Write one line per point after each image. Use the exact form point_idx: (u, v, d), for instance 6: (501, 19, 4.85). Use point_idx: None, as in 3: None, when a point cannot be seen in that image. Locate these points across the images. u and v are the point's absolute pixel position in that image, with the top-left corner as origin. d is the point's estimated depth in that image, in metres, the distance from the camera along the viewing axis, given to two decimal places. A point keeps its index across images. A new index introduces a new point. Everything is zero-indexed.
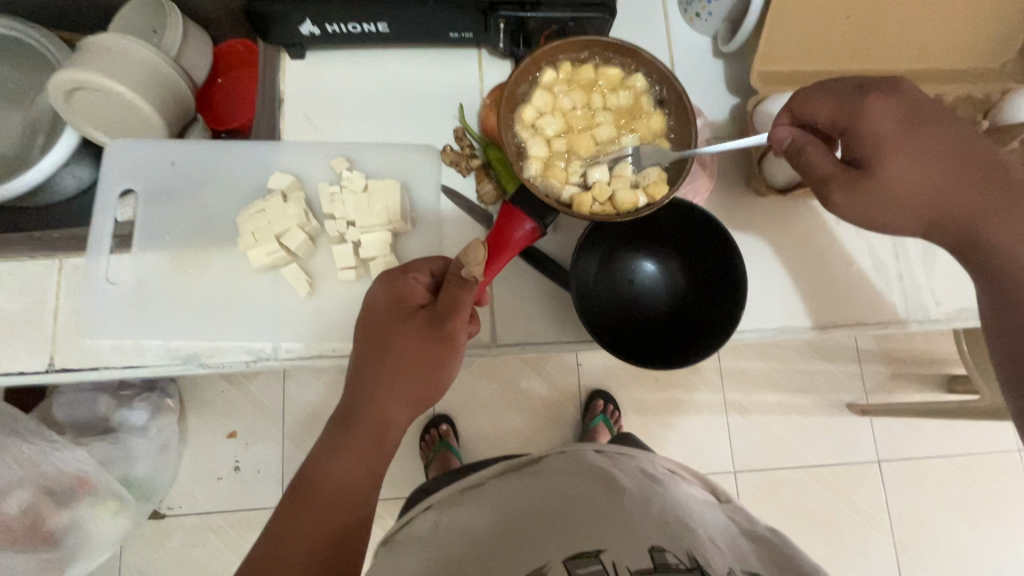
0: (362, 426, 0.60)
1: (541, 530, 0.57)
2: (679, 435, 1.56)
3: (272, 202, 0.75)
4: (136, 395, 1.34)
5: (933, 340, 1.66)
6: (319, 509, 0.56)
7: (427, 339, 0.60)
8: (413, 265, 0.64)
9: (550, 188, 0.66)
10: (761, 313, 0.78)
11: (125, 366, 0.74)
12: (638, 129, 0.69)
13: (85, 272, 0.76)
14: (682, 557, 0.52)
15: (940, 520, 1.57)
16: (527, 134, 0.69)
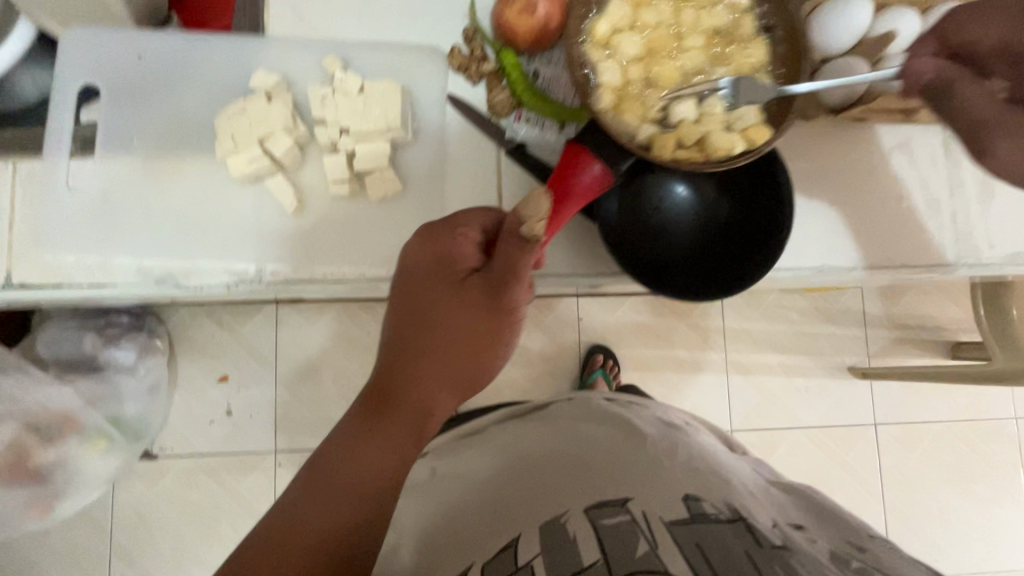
0: (404, 403, 0.57)
1: (566, 483, 0.54)
2: (678, 392, 1.51)
3: (254, 101, 0.66)
4: (124, 333, 1.27)
5: (941, 305, 1.59)
6: (349, 475, 0.54)
7: (479, 310, 0.57)
8: (461, 220, 0.58)
9: (625, 122, 0.59)
10: (799, 251, 0.71)
11: (90, 286, 0.66)
12: (734, 62, 0.61)
13: (43, 177, 0.67)
14: (720, 508, 0.49)
15: (931, 486, 1.54)
16: (599, 55, 0.61)
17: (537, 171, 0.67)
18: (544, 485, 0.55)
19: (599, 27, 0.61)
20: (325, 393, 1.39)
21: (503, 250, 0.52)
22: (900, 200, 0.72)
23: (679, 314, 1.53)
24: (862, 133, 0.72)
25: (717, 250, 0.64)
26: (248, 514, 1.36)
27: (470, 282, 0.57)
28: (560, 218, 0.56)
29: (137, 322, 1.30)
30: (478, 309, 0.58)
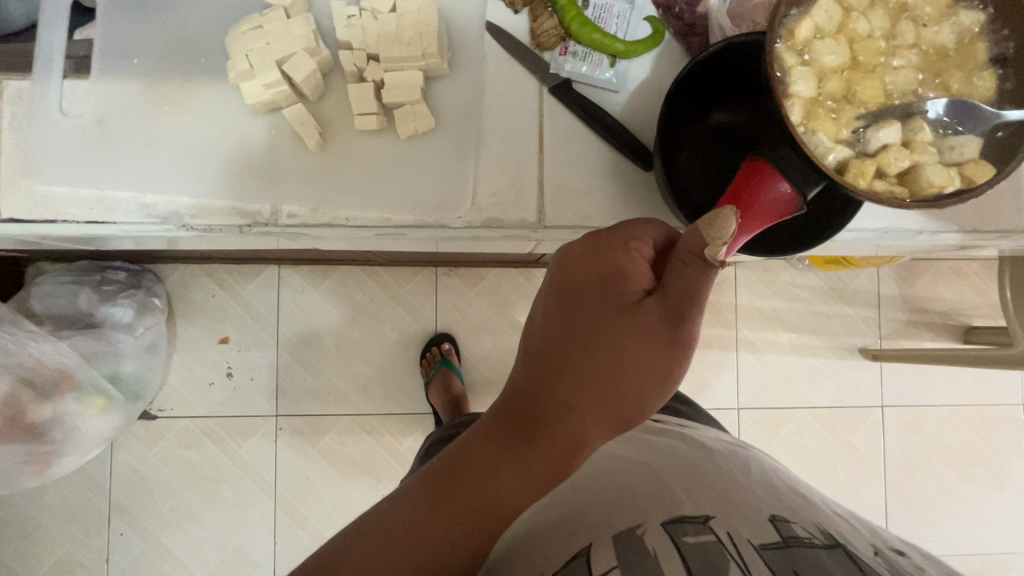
0: (548, 440, 0.45)
1: (639, 497, 0.51)
2: (688, 368, 1.48)
3: (271, 18, 0.59)
4: (121, 290, 1.22)
5: (957, 289, 1.54)
6: (463, 500, 0.44)
7: (653, 341, 0.45)
8: (633, 230, 0.49)
9: (821, 143, 0.50)
10: (865, 211, 0.65)
11: (88, 222, 0.60)
12: (948, 81, 0.52)
13: (32, 98, 0.60)
14: (812, 531, 0.45)
15: (934, 469, 1.52)
16: (796, 59, 0.50)
17: (584, 112, 0.60)
18: (617, 495, 0.53)
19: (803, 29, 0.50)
20: (327, 357, 1.34)
21: (684, 271, 0.44)
22: None
23: None
24: None
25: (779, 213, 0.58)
26: (248, 477, 1.32)
27: (644, 304, 0.46)
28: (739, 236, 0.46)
29: (134, 279, 1.26)
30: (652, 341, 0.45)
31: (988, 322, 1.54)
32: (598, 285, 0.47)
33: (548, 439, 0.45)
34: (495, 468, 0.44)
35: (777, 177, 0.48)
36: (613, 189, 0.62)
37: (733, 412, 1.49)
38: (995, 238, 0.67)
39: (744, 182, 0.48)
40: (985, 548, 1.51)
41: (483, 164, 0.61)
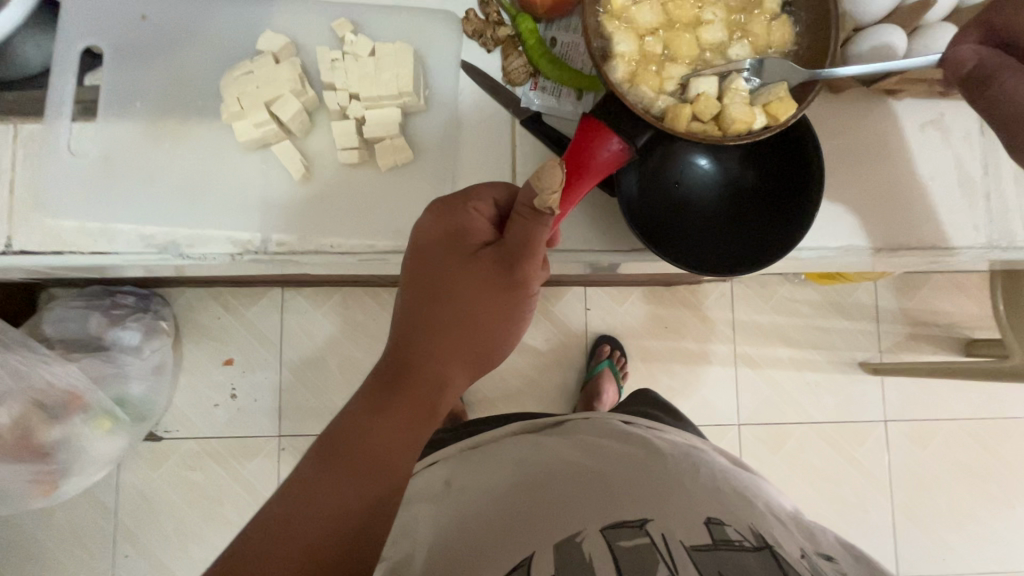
0: (415, 384, 0.50)
1: (582, 496, 0.58)
2: (687, 384, 1.48)
3: (261, 63, 0.64)
4: (129, 314, 1.26)
5: (955, 301, 1.55)
6: (349, 467, 0.46)
7: (494, 284, 0.50)
8: (474, 194, 0.53)
9: (639, 93, 0.50)
10: (821, 233, 0.71)
11: (91, 253, 0.64)
12: (757, 37, 0.52)
13: (44, 140, 0.65)
14: (745, 533, 0.53)
15: (942, 483, 1.51)
16: (613, 23, 0.51)
17: (554, 142, 0.64)
18: (561, 494, 0.58)
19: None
20: (331, 378, 1.38)
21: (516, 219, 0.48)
22: (926, 182, 0.71)
23: (688, 304, 1.50)
24: (886, 113, 0.71)
25: (742, 231, 0.61)
26: (251, 498, 1.35)
27: (484, 253, 0.50)
28: (573, 197, 0.49)
29: (142, 303, 1.30)
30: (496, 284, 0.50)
31: (988, 334, 1.55)
32: (442, 246, 0.52)
33: (413, 382, 0.50)
34: (370, 420, 0.48)
35: (608, 134, 0.48)
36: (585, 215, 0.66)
37: (734, 428, 1.49)
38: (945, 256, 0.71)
39: (578, 147, 0.48)
40: (997, 564, 1.49)
41: (459, 192, 0.65)
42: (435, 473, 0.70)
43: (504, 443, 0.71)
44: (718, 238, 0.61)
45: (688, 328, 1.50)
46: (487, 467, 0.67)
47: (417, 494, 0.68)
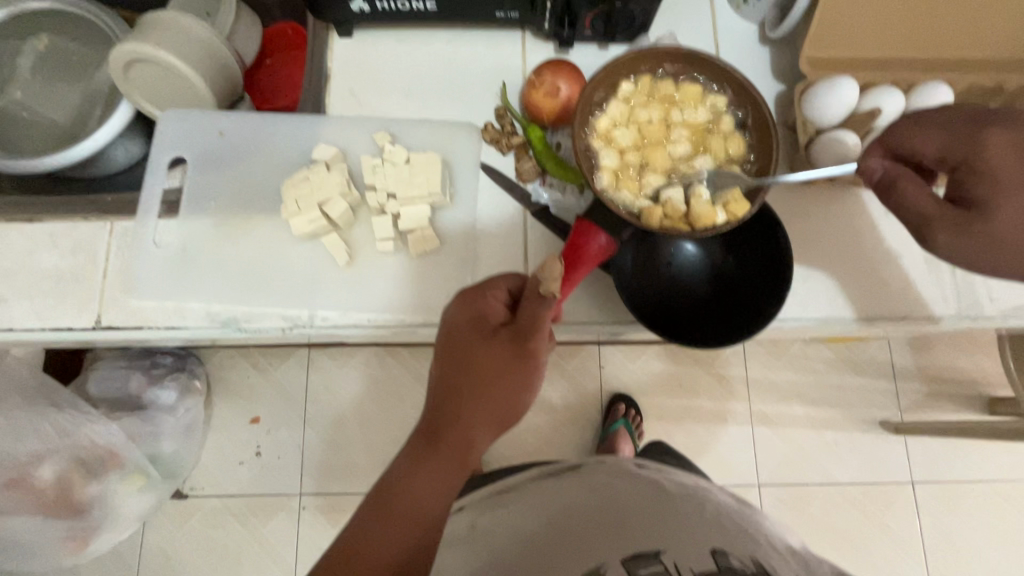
0: (444, 447, 0.57)
1: (599, 532, 0.61)
2: (703, 444, 1.49)
3: (316, 170, 0.76)
4: (168, 373, 1.37)
5: (973, 359, 1.54)
6: (396, 518, 0.54)
7: (509, 359, 0.56)
8: (491, 282, 0.61)
9: (621, 197, 0.65)
10: (802, 305, 0.78)
11: (165, 327, 0.76)
12: (714, 153, 0.68)
13: (133, 234, 0.78)
14: (746, 562, 0.54)
15: (976, 549, 1.45)
16: (600, 143, 0.68)
17: (561, 231, 0.75)
18: (580, 535, 0.61)
19: (597, 121, 0.68)
20: (350, 434, 1.44)
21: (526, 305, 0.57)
22: (896, 259, 0.79)
23: (701, 363, 1.53)
24: (855, 198, 0.80)
25: (724, 303, 0.71)
26: (271, 558, 1.39)
27: (500, 333, 0.57)
28: (571, 281, 0.63)
29: (178, 363, 1.41)
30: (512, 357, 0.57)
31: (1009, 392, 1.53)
32: (463, 327, 0.59)
33: (444, 443, 0.57)
34: (407, 479, 0.56)
35: (597, 231, 0.64)
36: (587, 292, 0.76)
37: (752, 488, 1.47)
38: (924, 324, 0.78)
39: (574, 240, 0.64)
40: None
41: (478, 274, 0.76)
42: (460, 522, 0.73)
43: (525, 490, 0.74)
44: (705, 309, 0.72)
45: (702, 386, 1.52)
46: (507, 512, 0.70)
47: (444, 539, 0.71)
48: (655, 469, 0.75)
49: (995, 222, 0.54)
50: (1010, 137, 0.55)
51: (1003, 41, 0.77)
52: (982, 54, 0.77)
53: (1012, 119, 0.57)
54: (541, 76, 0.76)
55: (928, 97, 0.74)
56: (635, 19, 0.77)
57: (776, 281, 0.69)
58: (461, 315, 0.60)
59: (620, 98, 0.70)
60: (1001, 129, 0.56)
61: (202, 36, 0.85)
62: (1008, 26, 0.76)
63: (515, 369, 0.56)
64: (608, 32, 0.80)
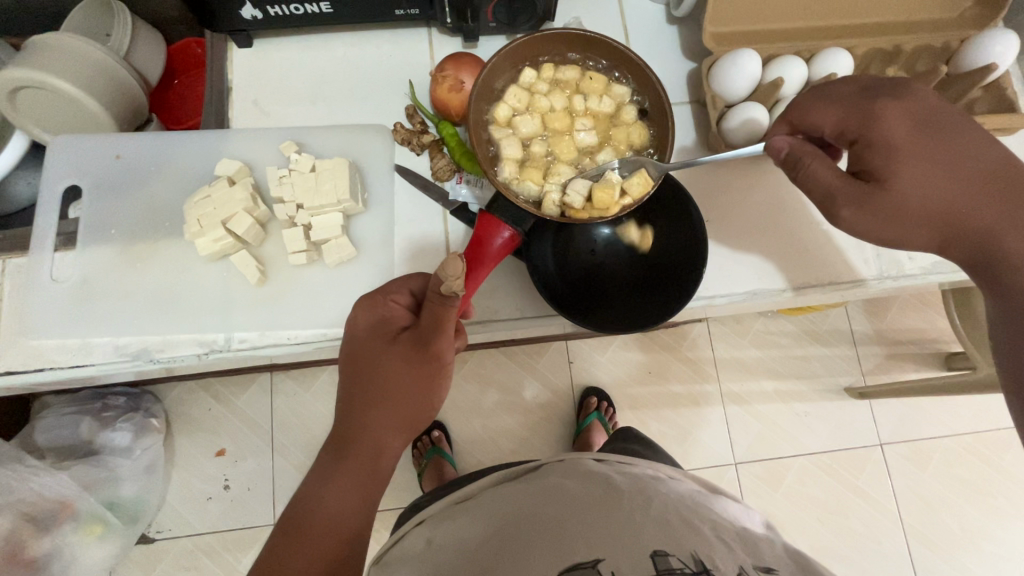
0: (355, 456, 0.58)
1: (539, 538, 0.56)
2: (680, 429, 1.46)
3: (217, 187, 0.74)
4: (120, 415, 1.31)
5: (927, 316, 1.54)
6: (310, 539, 0.53)
7: (412, 362, 0.58)
8: (391, 287, 0.62)
9: (524, 188, 0.66)
10: (731, 279, 0.78)
11: (71, 366, 0.71)
12: (617, 139, 0.69)
13: (28, 270, 0.73)
14: (686, 562, 0.51)
15: (953, 505, 1.44)
16: (502, 135, 0.68)
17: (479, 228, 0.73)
18: (521, 544, 0.56)
19: (498, 112, 0.68)
20: None
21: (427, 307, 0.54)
22: (820, 224, 0.80)
23: (667, 347, 1.50)
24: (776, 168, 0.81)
25: (647, 276, 0.76)
26: None
27: (402, 338, 0.59)
28: (475, 281, 0.62)
29: (133, 402, 1.35)
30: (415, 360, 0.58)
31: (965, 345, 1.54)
32: (369, 334, 0.60)
33: (354, 453, 0.58)
34: (320, 493, 0.56)
35: (501, 226, 0.63)
36: (512, 289, 0.76)
37: (728, 468, 1.45)
38: (852, 287, 0.79)
39: (477, 240, 0.64)
40: None
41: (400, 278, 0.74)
42: (417, 535, 0.67)
43: (480, 497, 0.68)
44: (627, 285, 0.76)
45: (668, 371, 1.50)
46: (458, 520, 0.64)
47: (400, 556, 0.65)
48: (613, 466, 0.70)
49: (891, 194, 0.56)
50: (902, 106, 0.57)
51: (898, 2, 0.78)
52: (876, 20, 0.79)
53: (903, 88, 0.58)
54: (442, 71, 0.74)
55: (826, 65, 0.76)
56: (536, 8, 0.75)
57: (692, 250, 0.72)
58: (364, 325, 0.61)
59: (521, 85, 0.69)
60: (892, 99, 0.57)
61: (96, 57, 0.81)
62: None
63: (419, 371, 0.58)
64: (512, 22, 0.78)
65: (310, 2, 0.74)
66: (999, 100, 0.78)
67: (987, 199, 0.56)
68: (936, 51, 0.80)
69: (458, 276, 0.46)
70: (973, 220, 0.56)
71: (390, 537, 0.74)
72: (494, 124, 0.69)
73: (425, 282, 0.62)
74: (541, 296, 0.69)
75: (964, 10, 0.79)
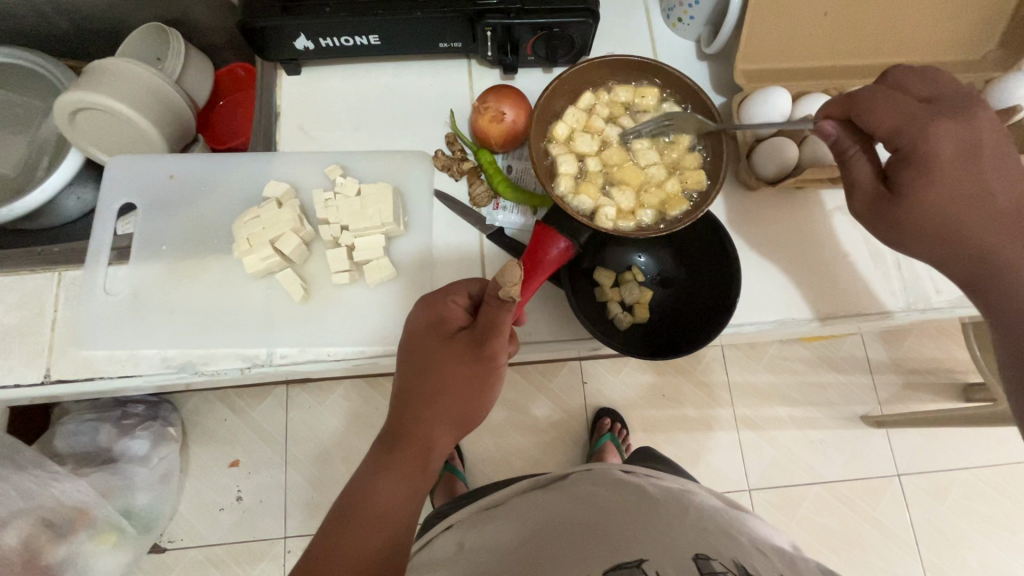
0: (406, 449, 0.59)
1: (582, 540, 0.57)
2: (694, 453, 1.46)
3: (266, 208, 0.77)
4: (140, 423, 1.33)
5: (944, 346, 1.53)
6: (359, 529, 0.55)
7: (467, 362, 0.59)
8: (452, 288, 0.64)
9: (580, 200, 0.69)
10: (760, 307, 0.79)
11: (120, 377, 0.74)
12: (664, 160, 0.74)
13: (82, 283, 0.77)
14: (730, 567, 0.51)
15: (971, 540, 1.42)
16: (561, 151, 0.72)
17: (517, 251, 0.75)
18: (566, 546, 0.56)
19: (557, 130, 0.72)
20: (338, 474, 1.40)
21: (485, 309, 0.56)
22: (846, 256, 0.81)
23: (683, 370, 1.51)
24: (803, 200, 0.83)
25: (680, 302, 0.79)
26: None
27: (459, 336, 0.60)
28: (531, 287, 0.65)
29: (151, 411, 1.37)
30: (468, 360, 0.59)
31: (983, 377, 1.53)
32: (427, 331, 0.62)
33: (405, 448, 0.59)
34: (371, 485, 0.58)
35: (558, 236, 0.66)
36: (544, 311, 0.78)
37: (742, 494, 1.44)
38: (880, 318, 0.80)
39: (534, 249, 0.66)
40: None
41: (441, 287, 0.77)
42: (448, 540, 0.68)
43: (514, 504, 0.70)
44: (659, 310, 0.80)
45: (684, 394, 1.50)
46: (493, 525, 0.65)
47: (434, 560, 0.66)
48: (644, 479, 0.70)
49: (912, 205, 0.59)
50: (954, 127, 0.58)
51: (922, 44, 0.82)
52: (900, 59, 0.82)
53: (963, 108, 0.59)
54: (484, 102, 0.78)
55: None
56: (574, 43, 0.78)
57: (726, 276, 0.74)
58: (424, 322, 0.63)
59: (579, 106, 0.74)
60: (950, 117, 0.58)
61: (150, 81, 0.85)
62: (926, 30, 0.81)
63: (474, 370, 0.59)
64: (550, 56, 0.81)
65: (359, 36, 0.77)
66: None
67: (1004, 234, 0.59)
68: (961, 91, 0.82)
69: (516, 283, 0.51)
70: (985, 248, 0.59)
71: (419, 542, 0.76)
72: (551, 140, 0.73)
73: (483, 286, 0.64)
74: (574, 312, 0.71)
75: (987, 52, 0.82)
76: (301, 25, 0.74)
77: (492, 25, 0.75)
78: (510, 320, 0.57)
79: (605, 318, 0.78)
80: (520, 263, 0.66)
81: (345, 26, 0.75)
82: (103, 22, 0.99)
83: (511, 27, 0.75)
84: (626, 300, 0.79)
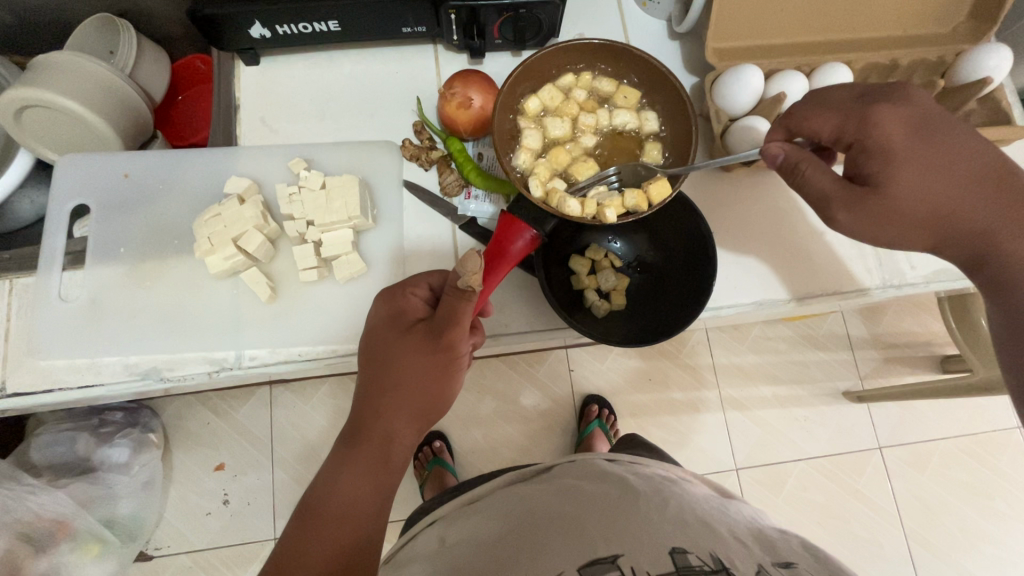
0: (369, 443, 0.59)
1: (559, 533, 0.56)
2: (681, 436, 1.46)
3: (228, 206, 0.74)
4: (118, 431, 1.29)
5: (921, 320, 1.55)
6: (324, 527, 0.55)
7: (427, 353, 0.59)
8: (411, 280, 0.64)
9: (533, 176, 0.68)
10: (737, 290, 0.79)
11: (80, 387, 0.71)
12: (626, 158, 0.73)
13: (36, 290, 0.73)
14: (706, 560, 0.51)
15: (952, 507, 1.45)
16: (529, 126, 0.71)
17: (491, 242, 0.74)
18: (544, 545, 0.55)
19: (528, 103, 0.71)
20: None
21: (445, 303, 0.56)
22: (821, 236, 0.81)
23: (667, 354, 1.50)
24: (779, 178, 0.82)
25: (657, 287, 0.79)
26: None
27: (417, 327, 0.61)
28: (492, 281, 0.62)
29: (130, 418, 1.32)
30: (427, 351, 0.59)
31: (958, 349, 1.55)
32: (387, 324, 0.62)
33: (366, 444, 0.59)
34: (334, 482, 0.57)
35: (524, 227, 0.64)
36: (519, 302, 0.77)
37: (729, 474, 1.45)
38: (856, 296, 0.80)
39: (500, 240, 0.64)
40: None
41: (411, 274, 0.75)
42: (429, 534, 0.67)
43: (495, 498, 0.68)
44: (635, 297, 0.80)
45: (669, 377, 1.50)
46: (472, 519, 0.64)
47: (413, 555, 0.65)
48: (627, 468, 0.70)
49: (887, 196, 0.58)
50: (897, 110, 0.58)
51: (892, 18, 0.81)
52: (869, 35, 0.82)
53: (897, 94, 0.60)
54: (450, 88, 0.75)
55: (825, 78, 0.78)
56: (542, 24, 0.76)
57: (701, 260, 0.74)
58: (384, 315, 0.63)
59: (558, 86, 0.73)
60: (887, 103, 0.59)
61: (99, 74, 0.80)
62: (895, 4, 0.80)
63: (432, 362, 0.59)
64: (517, 39, 0.78)
65: (319, 22, 0.74)
66: (994, 112, 0.80)
67: (982, 201, 0.58)
68: (931, 65, 0.82)
69: (476, 273, 0.50)
70: (971, 219, 0.58)
71: (401, 538, 0.74)
72: (520, 113, 0.72)
73: (444, 277, 0.64)
74: (549, 303, 0.69)
75: (957, 24, 0.82)
76: (255, 12, 0.70)
77: (456, 8, 0.72)
78: (469, 311, 0.56)
79: (582, 306, 0.78)
80: (483, 254, 0.63)
81: (303, 12, 0.72)
82: (49, 15, 0.94)
83: (475, 10, 0.72)
84: (603, 287, 0.78)
